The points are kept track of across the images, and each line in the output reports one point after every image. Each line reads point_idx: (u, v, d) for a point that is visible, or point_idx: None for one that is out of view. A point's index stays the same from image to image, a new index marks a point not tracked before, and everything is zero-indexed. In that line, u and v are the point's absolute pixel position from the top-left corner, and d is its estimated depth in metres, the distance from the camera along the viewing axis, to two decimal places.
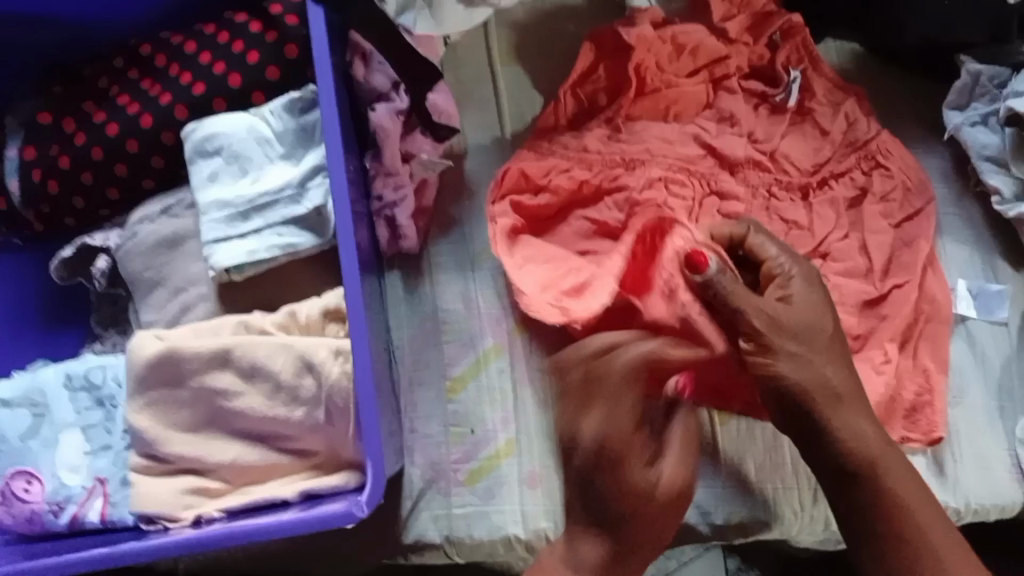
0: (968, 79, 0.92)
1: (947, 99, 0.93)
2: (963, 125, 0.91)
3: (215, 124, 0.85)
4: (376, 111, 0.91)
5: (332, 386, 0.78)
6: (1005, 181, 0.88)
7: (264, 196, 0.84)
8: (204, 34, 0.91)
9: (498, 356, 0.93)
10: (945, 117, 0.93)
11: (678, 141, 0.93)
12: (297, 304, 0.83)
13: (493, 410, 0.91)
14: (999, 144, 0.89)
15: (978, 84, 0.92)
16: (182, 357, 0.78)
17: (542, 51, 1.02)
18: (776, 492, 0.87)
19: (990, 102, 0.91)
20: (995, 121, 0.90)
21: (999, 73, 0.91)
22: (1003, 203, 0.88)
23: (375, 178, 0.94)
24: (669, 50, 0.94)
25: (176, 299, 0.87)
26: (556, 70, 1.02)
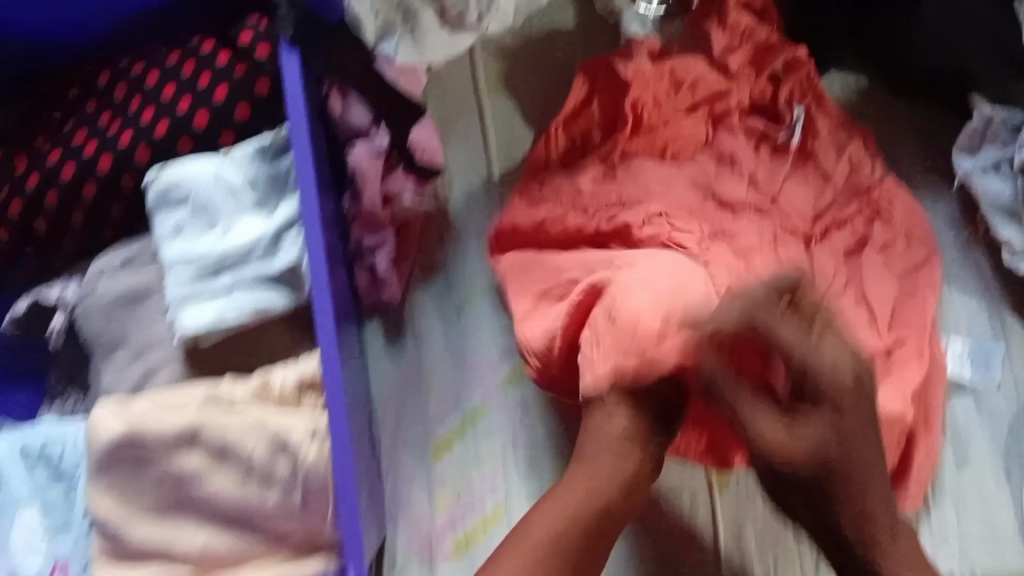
0: (979, 124, 0.85)
1: (956, 142, 0.86)
2: (972, 172, 0.85)
3: (179, 169, 0.76)
4: (354, 150, 0.84)
5: (309, 470, 0.72)
6: (1017, 234, 0.82)
7: (233, 254, 0.75)
8: (166, 65, 0.81)
9: (486, 415, 0.88)
10: (954, 160, 0.86)
11: (676, 178, 0.81)
12: (270, 372, 0.76)
13: (481, 473, 0.86)
14: (1012, 195, 0.83)
15: (990, 129, 0.85)
16: (146, 439, 0.72)
17: (532, 79, 0.95)
18: (776, 563, 0.82)
19: (1002, 148, 0.84)
20: (1006, 169, 0.83)
21: (1015, 116, 0.84)
22: (1014, 257, 0.83)
23: (353, 222, 0.87)
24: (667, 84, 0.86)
25: (138, 363, 0.80)
26: (550, 97, 0.95)
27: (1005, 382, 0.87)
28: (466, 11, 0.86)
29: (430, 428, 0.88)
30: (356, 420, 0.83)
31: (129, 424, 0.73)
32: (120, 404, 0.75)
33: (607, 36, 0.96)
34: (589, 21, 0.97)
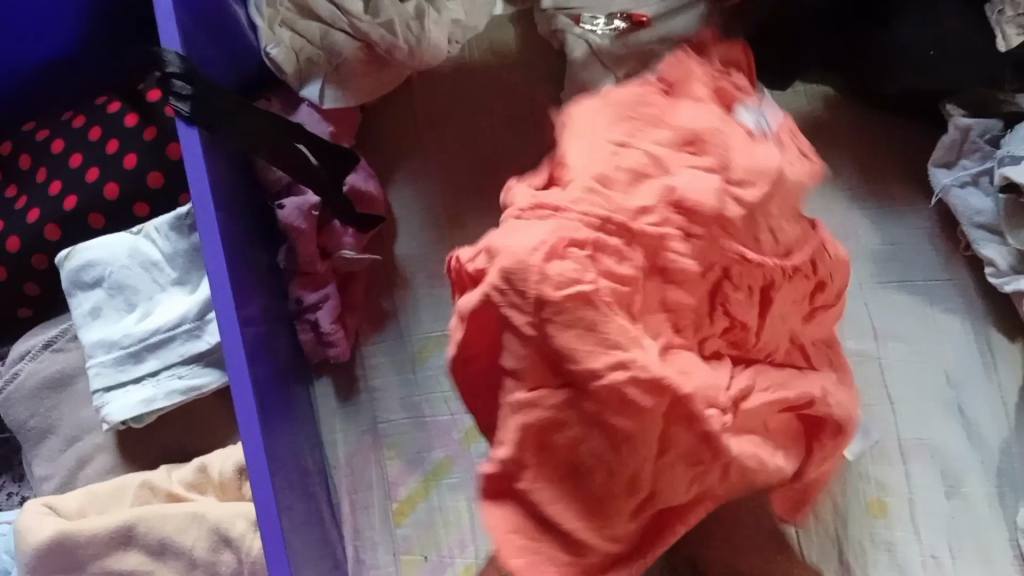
0: (956, 135, 0.81)
1: (932, 155, 0.83)
2: (950, 186, 0.82)
3: (92, 249, 0.73)
4: (284, 209, 0.79)
5: (254, 562, 0.68)
6: (1000, 252, 0.79)
7: (156, 333, 0.72)
8: (73, 128, 0.78)
9: (449, 471, 0.82)
10: (931, 176, 0.83)
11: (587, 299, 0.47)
12: (208, 456, 0.72)
13: (449, 534, 0.80)
14: (993, 210, 0.80)
15: (968, 141, 0.81)
16: (77, 542, 0.68)
17: (473, 110, 0.89)
18: None
19: (982, 159, 0.81)
20: (987, 183, 0.80)
21: (990, 126, 0.81)
22: (998, 275, 0.79)
23: (292, 280, 0.83)
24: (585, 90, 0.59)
25: (70, 451, 0.75)
26: (494, 127, 0.89)
27: (995, 399, 0.81)
28: (395, 46, 0.79)
29: (389, 490, 0.82)
30: (312, 492, 0.78)
31: (59, 528, 0.68)
32: (48, 505, 0.70)
33: (551, 60, 0.90)
34: (532, 43, 0.90)
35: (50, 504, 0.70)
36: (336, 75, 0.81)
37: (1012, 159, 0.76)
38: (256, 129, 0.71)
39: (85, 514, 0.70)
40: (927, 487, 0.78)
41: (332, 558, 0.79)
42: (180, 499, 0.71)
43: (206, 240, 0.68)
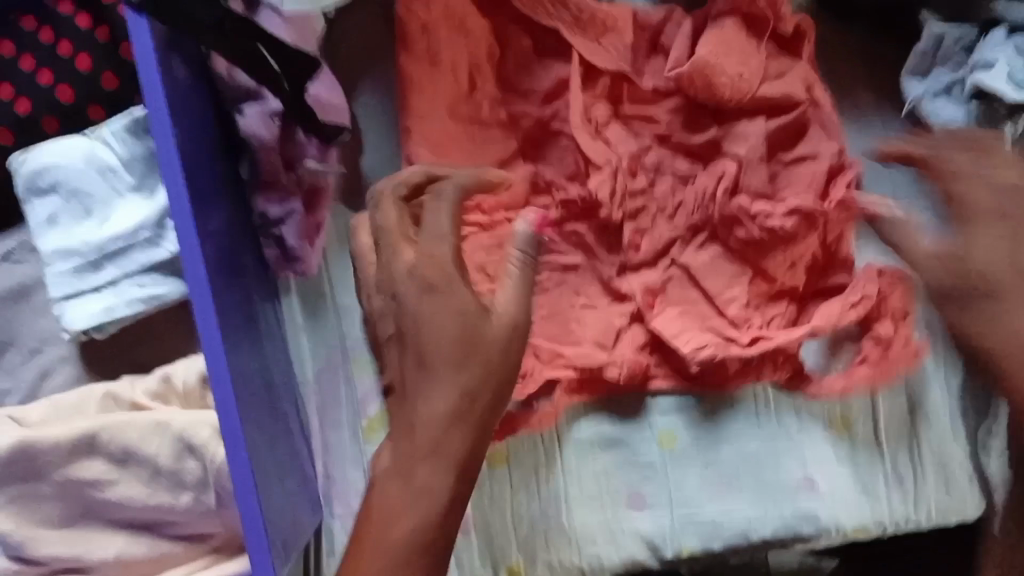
0: (930, 43, 0.83)
1: (907, 65, 0.85)
2: (923, 97, 0.83)
3: (45, 153, 0.71)
4: (246, 115, 0.76)
5: (219, 469, 0.68)
6: None
7: (114, 241, 0.70)
8: (21, 29, 0.74)
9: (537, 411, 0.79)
10: (905, 85, 0.85)
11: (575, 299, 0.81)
12: (171, 366, 0.72)
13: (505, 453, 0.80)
14: (965, 121, 0.81)
15: (941, 49, 0.83)
16: (38, 449, 0.67)
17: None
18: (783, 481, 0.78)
19: (954, 69, 0.82)
20: (956, 91, 0.81)
21: (966, 34, 0.82)
22: None
23: (255, 193, 0.79)
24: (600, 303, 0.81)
25: (31, 363, 0.74)
26: None
27: None
28: None
29: (358, 408, 0.82)
30: (278, 405, 0.77)
31: (20, 435, 0.67)
32: (13, 416, 0.70)
33: None
34: None
35: (15, 415, 0.70)
36: None
37: (985, 66, 0.78)
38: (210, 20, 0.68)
39: (47, 422, 0.70)
40: (893, 399, 0.81)
41: (301, 472, 0.78)
42: (143, 408, 0.70)
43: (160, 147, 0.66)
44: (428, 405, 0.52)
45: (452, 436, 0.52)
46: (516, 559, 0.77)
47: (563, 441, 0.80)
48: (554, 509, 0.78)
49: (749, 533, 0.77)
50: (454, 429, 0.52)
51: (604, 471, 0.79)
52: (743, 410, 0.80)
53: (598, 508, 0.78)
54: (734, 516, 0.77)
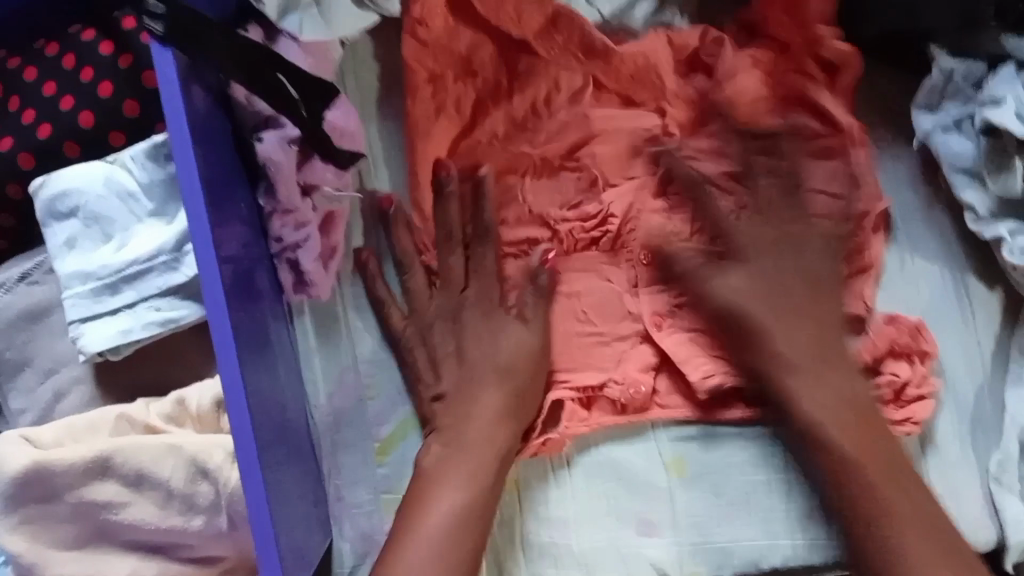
0: (940, 78, 0.84)
1: (917, 99, 0.86)
2: (933, 132, 0.84)
3: (67, 178, 0.72)
4: (263, 141, 0.77)
5: (231, 493, 0.68)
6: (980, 197, 0.81)
7: (132, 265, 0.71)
8: (46, 57, 0.76)
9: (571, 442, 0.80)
10: (915, 119, 0.86)
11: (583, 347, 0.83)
12: (185, 389, 0.72)
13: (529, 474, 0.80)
14: (974, 154, 0.82)
15: (951, 84, 0.84)
16: (53, 471, 0.67)
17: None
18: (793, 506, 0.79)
19: (964, 104, 0.83)
20: (966, 125, 0.82)
21: (974, 71, 0.83)
22: (978, 221, 0.81)
23: (271, 218, 0.80)
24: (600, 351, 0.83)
25: (47, 384, 0.75)
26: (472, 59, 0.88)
27: (973, 350, 0.83)
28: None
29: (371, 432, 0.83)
30: (291, 428, 0.77)
31: (35, 457, 0.67)
32: (24, 436, 0.70)
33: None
34: None
35: (27, 436, 0.70)
36: (315, 7, 0.79)
37: (992, 103, 0.78)
38: (229, 46, 0.70)
39: (61, 444, 0.70)
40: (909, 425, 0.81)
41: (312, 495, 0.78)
42: (157, 431, 0.71)
43: (183, 177, 0.67)
44: (482, 418, 0.76)
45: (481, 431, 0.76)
46: None
47: (573, 465, 0.80)
48: (564, 534, 0.78)
49: (759, 562, 0.77)
50: (498, 435, 0.76)
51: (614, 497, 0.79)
52: (753, 436, 0.81)
53: (608, 534, 0.78)
54: (743, 543, 0.77)
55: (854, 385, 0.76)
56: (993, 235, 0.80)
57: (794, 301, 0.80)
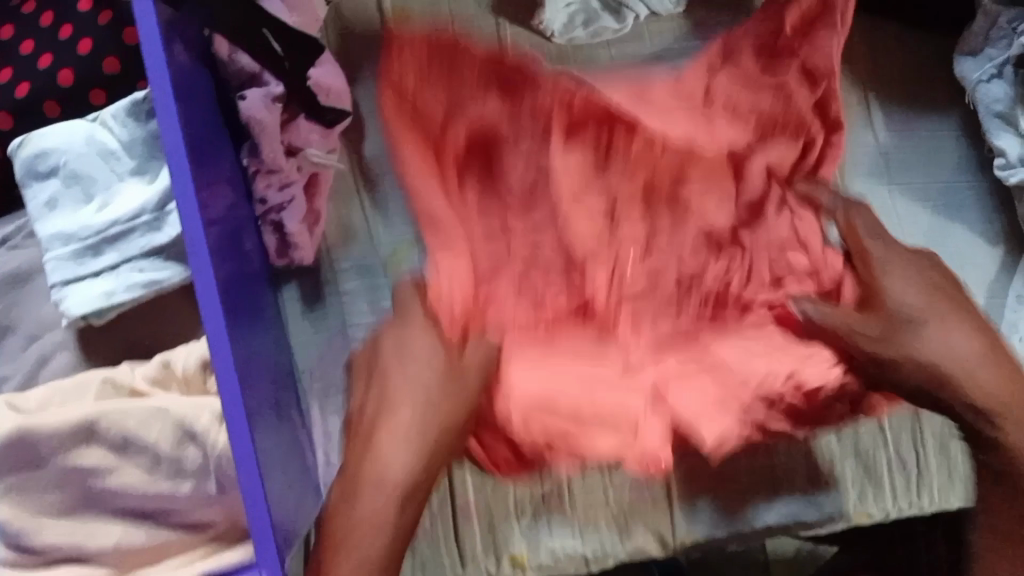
0: (984, 21, 0.78)
1: (960, 44, 0.80)
2: (977, 82, 0.79)
3: (46, 137, 0.70)
4: (246, 99, 0.74)
5: (219, 456, 0.67)
6: (1013, 142, 0.77)
7: (114, 225, 0.69)
8: (22, 15, 0.74)
9: None
10: (957, 66, 0.81)
11: (561, 329, 0.77)
12: (171, 352, 0.71)
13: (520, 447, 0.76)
14: (1011, 99, 0.77)
15: (995, 27, 0.78)
16: (39, 437, 0.66)
17: (441, 17, 0.89)
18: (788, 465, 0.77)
19: (1006, 47, 0.77)
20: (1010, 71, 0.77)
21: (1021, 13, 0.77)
22: (1005, 167, 0.77)
23: (255, 178, 0.78)
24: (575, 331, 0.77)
25: (31, 350, 0.73)
26: None
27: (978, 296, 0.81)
28: None
29: None
30: (280, 391, 0.76)
31: (18, 423, 0.66)
32: (9, 402, 0.68)
33: None
34: None
35: (11, 402, 0.68)
36: None
37: None
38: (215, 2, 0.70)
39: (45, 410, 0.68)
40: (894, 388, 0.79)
41: (301, 460, 0.76)
42: (143, 395, 0.69)
43: (166, 131, 0.65)
44: (392, 428, 0.66)
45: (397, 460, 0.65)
46: (517, 550, 0.74)
47: None
48: (555, 497, 0.76)
49: (753, 521, 0.76)
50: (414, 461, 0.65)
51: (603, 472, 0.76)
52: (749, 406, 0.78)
53: (600, 499, 0.76)
54: (740, 500, 0.76)
55: (960, 344, 0.73)
56: (1017, 182, 0.76)
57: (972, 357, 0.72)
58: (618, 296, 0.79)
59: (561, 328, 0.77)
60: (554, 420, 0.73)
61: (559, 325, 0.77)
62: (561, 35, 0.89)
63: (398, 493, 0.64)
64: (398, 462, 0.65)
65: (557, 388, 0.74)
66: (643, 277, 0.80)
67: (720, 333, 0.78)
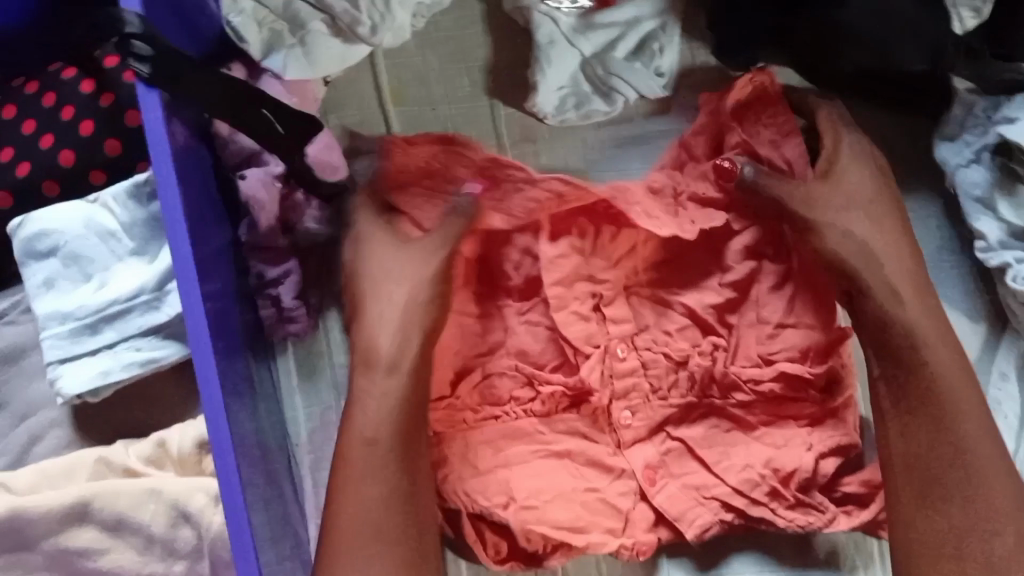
0: (959, 107, 0.78)
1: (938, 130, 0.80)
2: (955, 167, 0.78)
3: (47, 217, 0.71)
4: (246, 178, 0.77)
5: (213, 539, 0.67)
6: (992, 225, 0.76)
7: (113, 304, 0.70)
8: (26, 96, 0.76)
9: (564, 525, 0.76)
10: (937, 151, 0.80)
11: (555, 409, 0.79)
12: (166, 432, 0.70)
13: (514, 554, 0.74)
14: (991, 184, 0.76)
15: (971, 114, 0.78)
16: (29, 519, 0.66)
17: (437, 99, 0.85)
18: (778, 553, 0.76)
19: (983, 134, 0.77)
20: (988, 158, 0.77)
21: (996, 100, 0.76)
22: (986, 249, 0.77)
23: (252, 253, 0.80)
24: (565, 405, 0.79)
25: (22, 428, 0.73)
26: (459, 85, 0.85)
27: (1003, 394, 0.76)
28: (358, 20, 0.79)
29: None
30: (273, 466, 0.76)
31: (9, 505, 0.66)
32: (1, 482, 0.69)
33: (517, 36, 0.85)
34: (505, 29, 0.85)
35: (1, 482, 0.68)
36: (298, 46, 0.78)
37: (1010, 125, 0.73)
38: (203, 86, 0.69)
39: (36, 491, 0.68)
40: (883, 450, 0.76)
41: (293, 536, 0.76)
42: (137, 474, 0.69)
43: (168, 210, 0.66)
44: (373, 414, 0.68)
45: (375, 423, 0.68)
46: None
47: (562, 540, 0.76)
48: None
49: None
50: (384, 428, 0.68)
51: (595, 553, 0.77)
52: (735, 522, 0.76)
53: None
54: None
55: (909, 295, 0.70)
56: (1000, 263, 0.75)
57: (924, 317, 0.69)
58: (609, 381, 0.79)
59: (558, 406, 0.79)
60: (551, 518, 0.72)
61: (554, 404, 0.78)
62: (553, 116, 0.82)
63: (377, 462, 0.66)
64: (381, 413, 0.68)
65: (552, 485, 0.74)
66: (633, 358, 0.80)
67: (715, 413, 0.78)
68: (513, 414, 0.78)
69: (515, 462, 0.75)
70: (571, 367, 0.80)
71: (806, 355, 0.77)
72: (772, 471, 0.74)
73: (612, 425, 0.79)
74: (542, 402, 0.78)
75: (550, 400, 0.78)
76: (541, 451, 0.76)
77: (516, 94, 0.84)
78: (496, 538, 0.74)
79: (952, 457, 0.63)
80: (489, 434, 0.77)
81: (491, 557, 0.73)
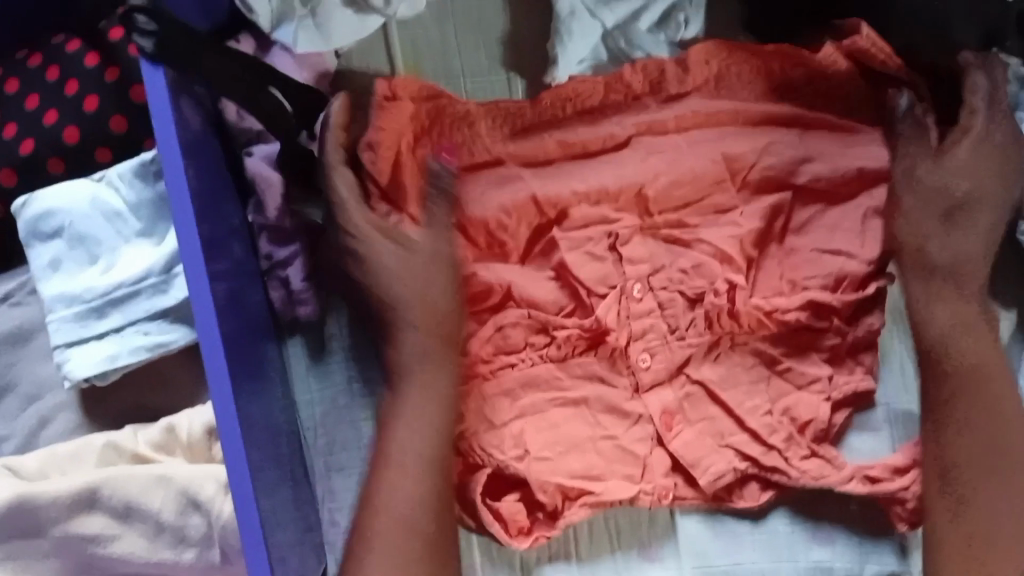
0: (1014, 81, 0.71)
1: None
2: None
3: (52, 197, 0.69)
4: (252, 157, 0.76)
5: (225, 526, 0.66)
6: None
7: (120, 288, 0.68)
8: (28, 68, 0.73)
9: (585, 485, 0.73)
10: None
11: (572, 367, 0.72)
12: (175, 417, 0.69)
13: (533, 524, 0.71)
14: None
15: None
16: (39, 504, 0.65)
17: (455, 71, 0.81)
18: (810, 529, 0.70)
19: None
20: None
21: None
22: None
23: (261, 234, 0.78)
24: (582, 348, 0.73)
25: (29, 410, 0.72)
26: (476, 59, 0.81)
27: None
28: None
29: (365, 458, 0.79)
30: (286, 450, 0.75)
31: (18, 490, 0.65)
32: (7, 465, 0.67)
33: (538, 9, 0.81)
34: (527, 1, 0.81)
35: (10, 466, 0.67)
36: (309, 18, 0.76)
37: None
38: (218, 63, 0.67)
39: (44, 475, 0.67)
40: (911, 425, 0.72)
41: (305, 519, 0.75)
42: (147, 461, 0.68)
43: (173, 189, 0.64)
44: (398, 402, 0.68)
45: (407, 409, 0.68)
46: None
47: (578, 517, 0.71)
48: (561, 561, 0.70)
49: None
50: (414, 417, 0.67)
51: (608, 515, 0.71)
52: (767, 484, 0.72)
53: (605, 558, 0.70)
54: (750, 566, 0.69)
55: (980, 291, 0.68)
56: None
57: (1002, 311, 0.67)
58: (627, 322, 0.73)
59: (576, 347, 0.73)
60: (565, 468, 0.70)
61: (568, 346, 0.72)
62: None
63: (405, 453, 0.67)
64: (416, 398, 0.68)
65: (566, 438, 0.71)
66: (652, 299, 0.73)
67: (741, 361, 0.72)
68: (530, 360, 0.72)
69: (532, 412, 0.71)
70: (586, 310, 0.73)
71: (841, 282, 0.72)
72: (797, 420, 0.70)
73: (630, 367, 0.73)
74: (557, 347, 0.72)
75: (568, 369, 0.72)
76: (559, 412, 0.71)
77: (534, 70, 0.81)
78: (514, 510, 0.70)
79: (998, 442, 0.64)
80: (506, 383, 0.72)
81: (514, 534, 0.70)
